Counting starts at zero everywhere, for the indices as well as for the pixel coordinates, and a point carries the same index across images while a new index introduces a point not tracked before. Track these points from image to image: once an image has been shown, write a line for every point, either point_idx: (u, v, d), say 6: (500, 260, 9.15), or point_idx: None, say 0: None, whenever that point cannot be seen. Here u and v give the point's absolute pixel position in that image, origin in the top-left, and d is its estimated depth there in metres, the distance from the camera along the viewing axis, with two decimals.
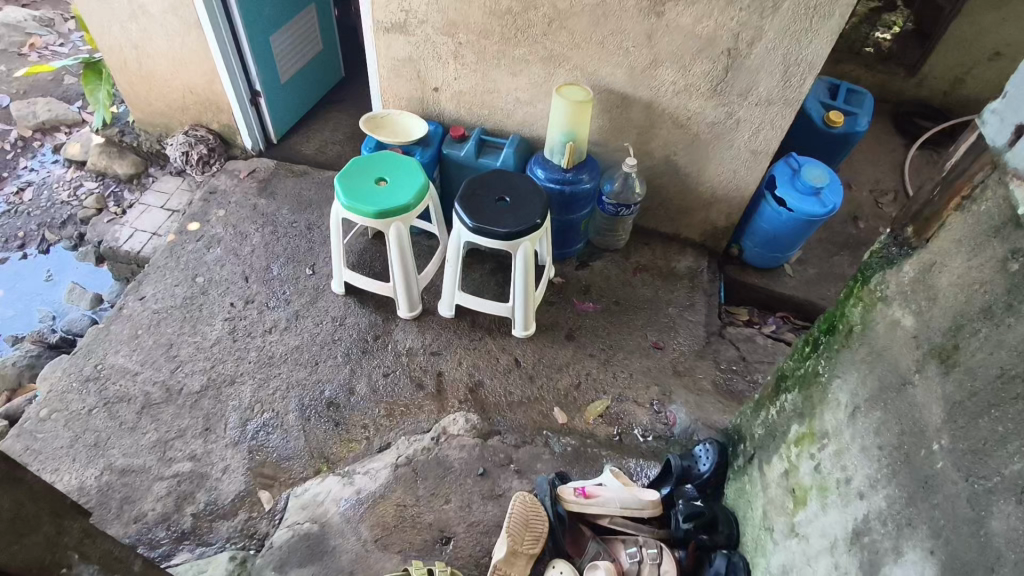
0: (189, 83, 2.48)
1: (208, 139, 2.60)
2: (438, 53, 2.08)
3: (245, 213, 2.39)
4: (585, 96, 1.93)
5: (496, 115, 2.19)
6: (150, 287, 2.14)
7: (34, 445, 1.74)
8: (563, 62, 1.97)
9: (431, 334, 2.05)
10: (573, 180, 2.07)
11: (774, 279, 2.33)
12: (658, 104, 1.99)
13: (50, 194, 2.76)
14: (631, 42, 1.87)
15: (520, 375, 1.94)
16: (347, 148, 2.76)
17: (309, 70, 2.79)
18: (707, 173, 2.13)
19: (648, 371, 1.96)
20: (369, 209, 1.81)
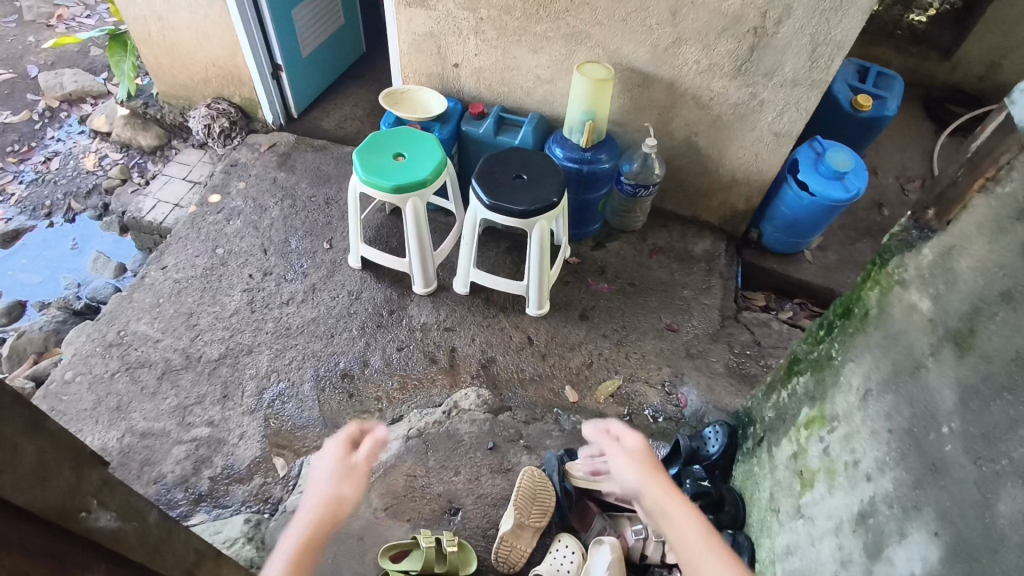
0: (212, 56, 2.49)
1: (230, 113, 2.62)
2: (458, 29, 2.06)
3: (265, 186, 2.42)
4: (606, 73, 1.91)
5: (516, 92, 2.18)
6: (172, 257, 2.18)
7: (58, 406, 1.81)
8: (585, 39, 1.95)
9: (445, 310, 2.06)
10: (592, 159, 2.04)
11: (792, 264, 2.31)
12: (680, 83, 1.96)
13: (77, 164, 2.82)
14: (654, 19, 1.84)
15: (533, 353, 1.95)
16: (367, 124, 2.76)
17: (330, 44, 2.79)
18: (728, 154, 2.11)
19: (661, 353, 1.96)
20: (386, 183, 1.81)
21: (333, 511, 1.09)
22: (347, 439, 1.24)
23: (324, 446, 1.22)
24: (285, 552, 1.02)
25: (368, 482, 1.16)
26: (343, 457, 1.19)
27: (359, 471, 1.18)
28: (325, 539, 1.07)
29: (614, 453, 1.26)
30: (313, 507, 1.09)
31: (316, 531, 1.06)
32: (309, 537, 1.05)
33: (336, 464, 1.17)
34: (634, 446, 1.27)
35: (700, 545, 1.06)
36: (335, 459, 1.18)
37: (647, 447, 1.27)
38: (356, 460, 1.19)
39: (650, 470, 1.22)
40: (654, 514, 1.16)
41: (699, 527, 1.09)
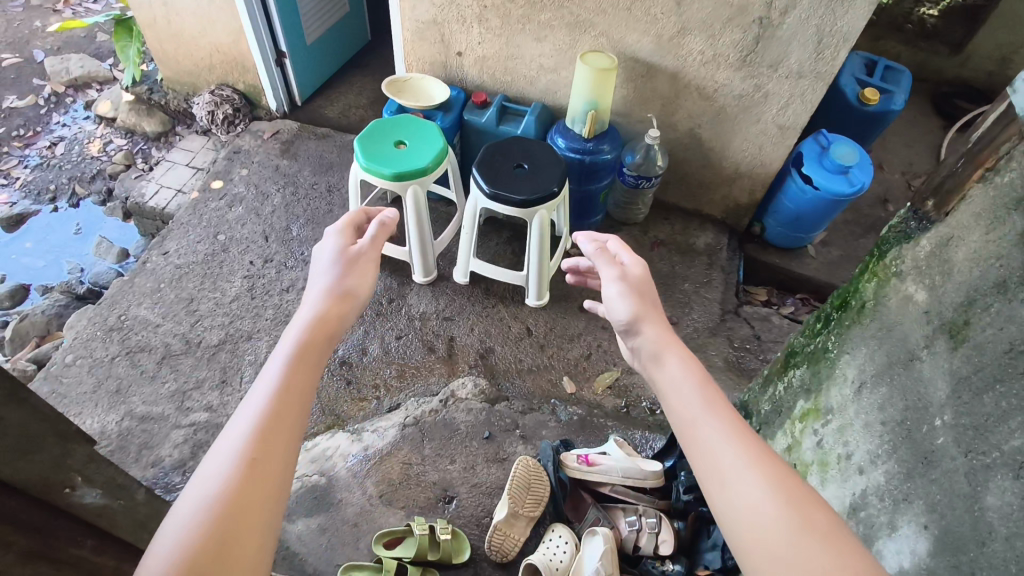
0: (216, 42, 2.48)
1: (234, 100, 2.61)
2: (462, 17, 2.05)
3: (267, 173, 2.42)
4: (610, 62, 1.90)
5: (519, 81, 2.16)
6: (173, 243, 2.18)
7: (59, 388, 1.83)
8: (589, 28, 1.93)
9: (445, 300, 2.06)
10: (594, 149, 2.03)
11: (795, 261, 2.32)
12: (684, 74, 1.95)
13: (81, 149, 2.83)
14: (659, 9, 1.82)
15: (531, 344, 1.95)
16: (371, 113, 2.76)
17: (335, 31, 2.77)
18: (731, 147, 2.09)
19: None
20: (386, 171, 1.81)
21: (339, 296, 1.04)
22: (349, 237, 1.20)
23: (325, 238, 1.18)
24: (295, 330, 0.95)
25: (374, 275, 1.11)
26: (343, 249, 1.14)
27: (362, 262, 1.13)
28: (337, 324, 1.00)
29: (607, 275, 1.10)
30: (322, 293, 1.03)
31: (326, 313, 1.00)
32: (321, 317, 0.98)
33: (338, 254, 1.12)
34: (634, 273, 1.11)
35: (693, 392, 0.91)
36: (337, 248, 1.13)
37: (645, 275, 1.11)
38: (357, 251, 1.15)
39: (643, 298, 1.07)
40: (649, 360, 1.00)
41: (690, 371, 0.94)
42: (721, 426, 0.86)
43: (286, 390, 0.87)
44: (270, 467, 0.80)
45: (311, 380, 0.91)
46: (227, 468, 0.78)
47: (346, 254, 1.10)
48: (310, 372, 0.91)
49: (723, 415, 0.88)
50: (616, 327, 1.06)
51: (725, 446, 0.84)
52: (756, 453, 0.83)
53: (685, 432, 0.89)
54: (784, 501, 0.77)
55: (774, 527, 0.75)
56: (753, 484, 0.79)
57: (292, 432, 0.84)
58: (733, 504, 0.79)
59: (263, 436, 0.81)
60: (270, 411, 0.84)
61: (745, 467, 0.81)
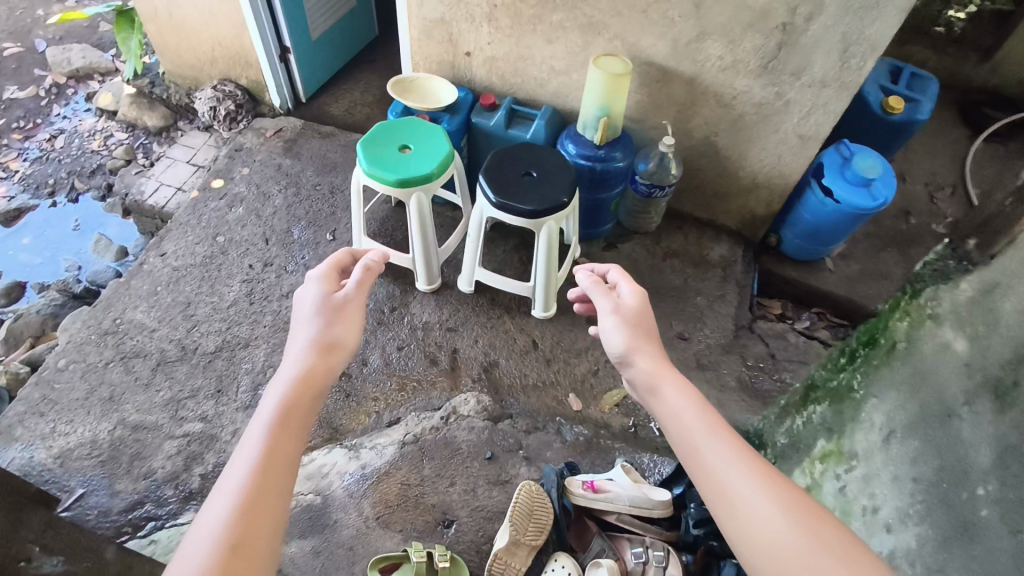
0: (218, 36, 2.41)
1: (236, 96, 2.54)
2: (471, 15, 1.96)
3: (269, 173, 2.35)
4: (624, 66, 1.81)
5: (530, 83, 2.08)
6: (171, 244, 2.12)
7: (51, 394, 1.79)
8: (603, 30, 1.85)
9: (449, 309, 2.01)
10: (606, 157, 1.95)
11: (813, 274, 2.27)
12: (701, 80, 1.86)
13: (81, 143, 2.78)
14: (676, 12, 1.73)
15: (537, 358, 1.90)
16: (377, 111, 2.69)
17: (341, 26, 2.70)
18: (749, 155, 2.02)
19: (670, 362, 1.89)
20: (390, 177, 1.74)
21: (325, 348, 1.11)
22: (333, 283, 1.27)
23: (307, 286, 1.25)
24: (282, 385, 1.01)
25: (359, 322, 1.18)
26: (327, 297, 1.21)
27: (347, 309, 1.21)
28: (324, 376, 1.06)
29: (603, 307, 1.13)
30: (309, 344, 1.09)
31: (313, 366, 1.06)
32: (308, 371, 1.05)
33: (322, 302, 1.20)
34: (630, 304, 1.15)
35: (695, 419, 0.92)
36: (320, 297, 1.21)
37: (641, 306, 1.14)
38: (343, 298, 1.23)
39: (637, 329, 1.10)
40: (644, 390, 1.01)
41: (689, 395, 0.96)
42: (728, 452, 0.87)
43: (267, 454, 0.92)
44: (260, 524, 0.86)
45: (298, 435, 0.97)
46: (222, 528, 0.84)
47: (331, 303, 1.17)
48: (297, 426, 0.97)
49: (727, 441, 0.89)
50: (612, 358, 1.09)
51: (733, 470, 0.85)
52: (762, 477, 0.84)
53: (689, 458, 0.90)
54: (794, 523, 0.79)
55: (789, 547, 0.77)
56: (764, 508, 0.80)
57: (280, 489, 0.90)
58: (747, 530, 0.79)
59: (255, 495, 0.87)
60: (259, 470, 0.90)
61: (753, 492, 0.82)
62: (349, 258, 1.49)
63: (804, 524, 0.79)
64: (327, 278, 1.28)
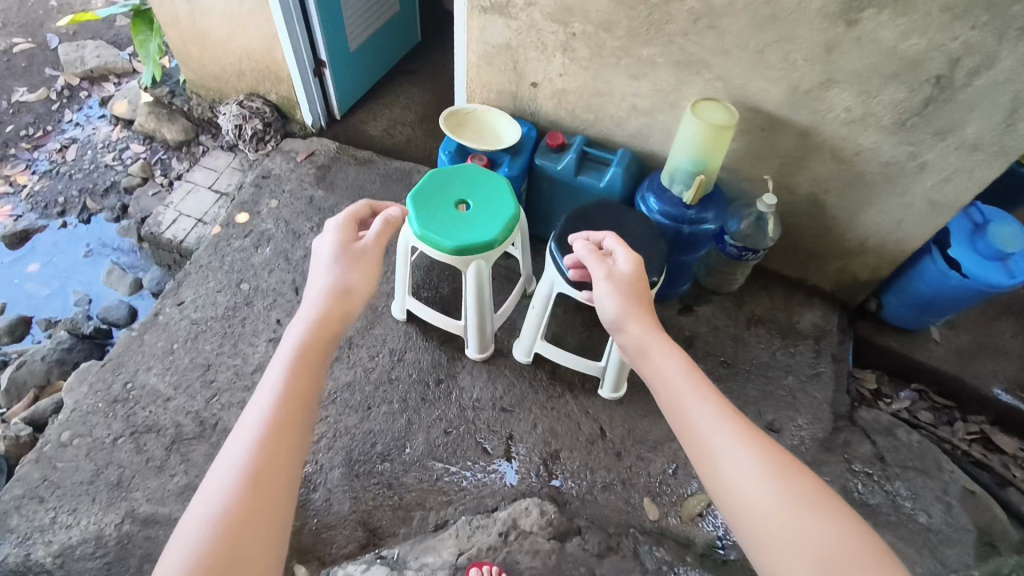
0: (246, 48, 2.13)
1: (265, 113, 2.27)
2: (542, 43, 1.65)
3: (300, 207, 2.09)
4: (728, 118, 1.51)
5: (605, 121, 1.78)
6: (190, 291, 1.88)
7: (52, 475, 1.56)
8: (703, 69, 1.54)
9: (503, 384, 1.75)
10: (695, 219, 1.66)
11: (916, 345, 1.98)
12: (817, 132, 1.56)
13: (94, 155, 2.53)
14: (801, 54, 1.42)
15: (606, 450, 1.65)
16: (419, 132, 2.42)
17: (381, 34, 2.41)
18: (862, 216, 1.72)
19: None
20: (446, 244, 1.47)
21: (338, 296, 1.16)
22: (349, 232, 1.31)
23: (323, 236, 1.29)
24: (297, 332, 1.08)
25: (375, 270, 1.23)
26: (344, 246, 1.26)
27: (363, 258, 1.25)
28: (336, 324, 1.13)
29: (597, 275, 1.23)
30: (325, 291, 1.15)
31: (327, 313, 1.12)
32: (323, 317, 1.11)
33: (339, 252, 1.24)
34: (622, 271, 1.24)
35: (682, 381, 1.04)
36: (338, 246, 1.25)
37: (635, 274, 1.24)
38: (359, 247, 1.27)
39: (629, 295, 1.20)
40: (636, 355, 1.12)
41: (678, 361, 1.07)
42: (717, 414, 0.98)
43: (286, 394, 0.99)
44: (280, 454, 0.94)
45: (312, 378, 1.04)
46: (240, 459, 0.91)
47: (349, 251, 1.22)
48: (310, 371, 1.04)
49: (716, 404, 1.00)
50: (606, 323, 1.20)
51: (722, 432, 0.96)
52: (747, 434, 0.96)
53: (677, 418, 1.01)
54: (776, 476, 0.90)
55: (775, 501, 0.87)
56: (750, 462, 0.91)
57: (296, 426, 0.98)
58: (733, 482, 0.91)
59: (274, 431, 0.95)
60: (274, 408, 0.97)
61: (735, 446, 0.94)
62: (370, 213, 1.49)
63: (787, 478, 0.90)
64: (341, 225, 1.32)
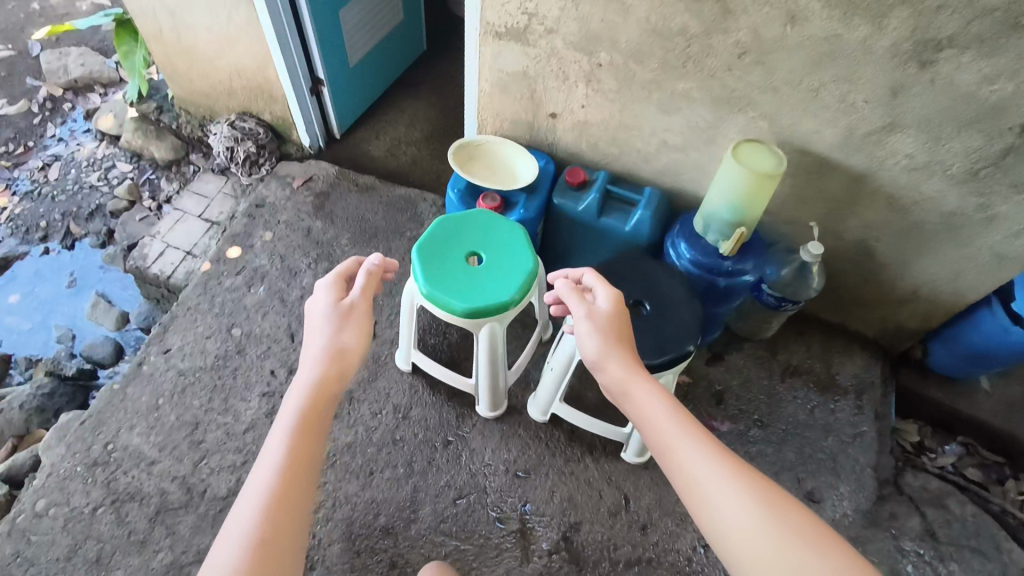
0: (237, 65, 1.95)
1: (258, 134, 2.10)
2: (563, 73, 1.48)
3: (296, 240, 1.93)
4: (775, 165, 1.33)
5: (631, 156, 1.61)
6: (177, 338, 1.73)
7: (25, 551, 1.43)
8: (747, 107, 1.37)
9: (517, 446, 1.61)
10: (731, 271, 1.49)
11: (963, 396, 1.83)
12: (872, 177, 1.39)
13: (78, 174, 2.36)
14: (862, 95, 1.25)
15: (630, 523, 1.51)
16: (424, 153, 2.25)
17: (384, 47, 2.23)
18: (914, 265, 1.56)
19: None
20: (457, 305, 1.32)
21: (337, 360, 1.09)
22: (341, 288, 1.22)
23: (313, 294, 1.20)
24: (297, 396, 1.03)
25: (368, 330, 1.14)
26: (334, 304, 1.16)
27: (354, 317, 1.16)
28: (334, 390, 1.06)
29: (577, 313, 1.17)
30: (316, 360, 1.07)
31: (327, 376, 1.06)
32: (316, 390, 1.04)
33: (334, 308, 1.15)
34: (604, 307, 1.20)
35: (668, 420, 1.03)
36: (328, 305, 1.16)
37: (616, 309, 1.19)
38: (350, 306, 1.17)
39: (612, 334, 1.16)
40: (619, 395, 1.10)
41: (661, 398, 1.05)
42: (699, 451, 0.98)
43: (283, 482, 0.94)
44: (286, 539, 0.90)
45: (316, 447, 1.00)
46: (242, 547, 0.87)
47: (339, 311, 1.13)
48: (313, 439, 1.00)
49: (695, 438, 1.00)
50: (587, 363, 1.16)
51: (705, 468, 0.95)
52: (728, 470, 0.95)
53: (662, 455, 1.01)
54: (759, 511, 0.90)
55: (762, 539, 0.88)
56: (732, 499, 0.92)
57: (299, 504, 0.94)
58: (713, 516, 0.92)
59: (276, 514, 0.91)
60: (279, 489, 0.93)
61: (724, 485, 0.94)
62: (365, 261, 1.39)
63: (775, 515, 0.90)
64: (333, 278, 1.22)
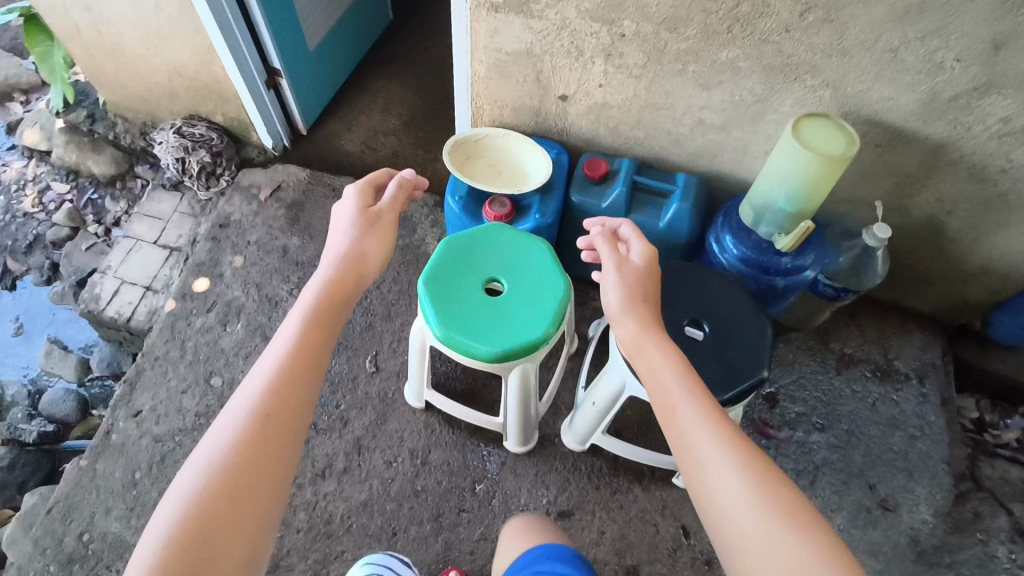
0: (175, 62, 1.64)
1: (212, 140, 1.81)
2: (576, 49, 1.22)
3: (272, 263, 1.68)
4: (844, 149, 1.11)
5: (658, 138, 1.38)
6: (147, 396, 1.49)
7: None
8: (806, 75, 1.13)
9: (555, 482, 1.43)
10: (791, 268, 1.29)
11: None
12: (953, 146, 1.18)
13: (6, 201, 2.04)
14: (954, 53, 1.02)
15: (692, 557, 1.36)
16: (406, 142, 1.98)
17: (345, 22, 1.92)
18: (989, 238, 1.38)
19: (878, 556, 1.38)
20: (481, 350, 1.09)
21: (354, 261, 0.98)
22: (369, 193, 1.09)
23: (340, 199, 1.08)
24: (310, 295, 0.91)
25: (391, 239, 1.04)
26: (360, 210, 1.05)
27: (380, 224, 1.05)
28: (348, 295, 0.95)
29: (603, 268, 1.03)
30: (332, 263, 0.96)
31: (340, 275, 0.95)
32: (327, 295, 0.92)
33: (357, 213, 1.05)
34: (634, 264, 1.04)
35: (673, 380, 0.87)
36: (353, 211, 1.04)
37: (646, 265, 1.03)
38: (377, 212, 1.05)
39: (637, 289, 1.00)
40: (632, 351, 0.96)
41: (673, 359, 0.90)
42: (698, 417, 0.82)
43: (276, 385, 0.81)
44: (278, 437, 0.78)
45: (325, 347, 0.88)
46: (230, 441, 0.76)
47: (365, 216, 1.02)
48: (323, 339, 0.88)
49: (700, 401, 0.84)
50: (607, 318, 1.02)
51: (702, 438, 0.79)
52: (729, 441, 0.79)
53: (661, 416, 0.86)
54: (761, 498, 0.73)
55: (750, 525, 0.72)
56: (727, 470, 0.76)
57: (297, 407, 0.81)
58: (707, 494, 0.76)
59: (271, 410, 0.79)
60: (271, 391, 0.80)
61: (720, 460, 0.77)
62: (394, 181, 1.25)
63: (771, 501, 0.73)
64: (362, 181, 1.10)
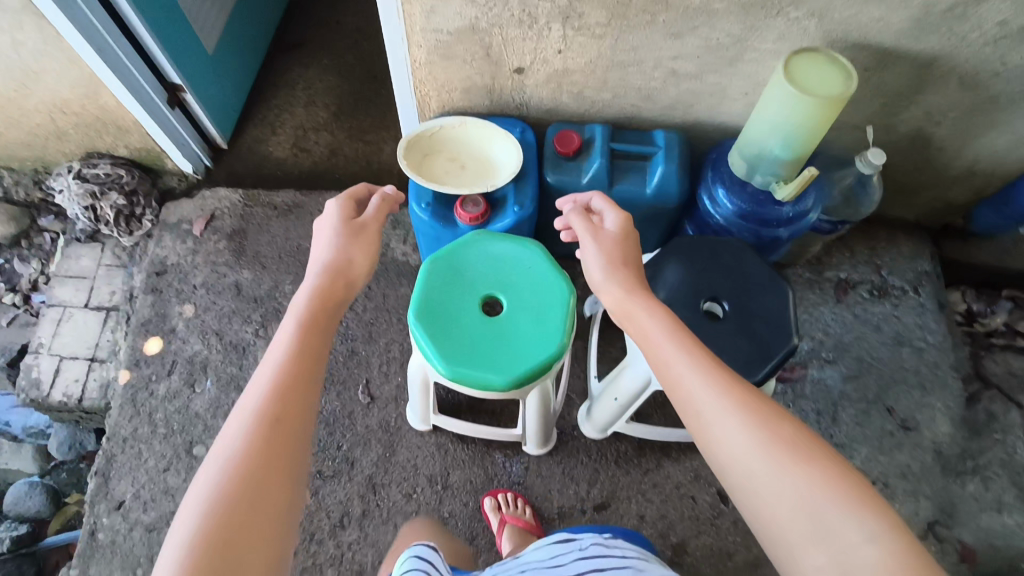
0: (54, 99, 1.39)
1: (121, 177, 1.58)
2: (529, 17, 1.06)
3: (228, 304, 1.50)
4: (843, 86, 1.01)
5: (629, 97, 1.24)
6: (125, 485, 1.33)
7: None
8: (789, 7, 1.01)
9: (584, 475, 1.37)
10: (792, 216, 1.22)
11: None
12: (945, 58, 1.10)
13: None
14: None
15: (734, 520, 1.34)
16: (341, 135, 1.78)
17: (241, 11, 1.67)
18: (976, 141, 1.33)
19: (908, 476, 1.40)
20: (495, 380, 0.98)
21: (340, 270, 0.84)
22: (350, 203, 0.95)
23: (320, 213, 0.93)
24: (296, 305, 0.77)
25: (376, 248, 0.90)
26: (343, 220, 0.91)
27: (367, 233, 0.91)
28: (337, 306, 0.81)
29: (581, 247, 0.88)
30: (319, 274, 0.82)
31: (328, 285, 0.81)
32: (316, 303, 0.78)
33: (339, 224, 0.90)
34: (610, 236, 0.89)
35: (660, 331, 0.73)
36: (336, 221, 0.90)
37: (623, 236, 0.89)
38: (363, 222, 0.91)
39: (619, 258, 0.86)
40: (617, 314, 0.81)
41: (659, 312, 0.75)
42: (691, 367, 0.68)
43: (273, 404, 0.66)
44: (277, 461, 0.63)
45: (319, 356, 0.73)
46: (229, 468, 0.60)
47: (353, 228, 0.89)
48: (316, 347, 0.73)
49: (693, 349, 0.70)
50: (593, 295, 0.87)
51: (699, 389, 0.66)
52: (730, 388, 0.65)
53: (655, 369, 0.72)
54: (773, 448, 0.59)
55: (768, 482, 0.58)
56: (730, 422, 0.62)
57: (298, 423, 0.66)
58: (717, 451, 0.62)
59: (269, 434, 0.63)
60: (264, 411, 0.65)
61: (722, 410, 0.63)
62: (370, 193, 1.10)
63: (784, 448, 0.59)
64: (347, 195, 0.96)
